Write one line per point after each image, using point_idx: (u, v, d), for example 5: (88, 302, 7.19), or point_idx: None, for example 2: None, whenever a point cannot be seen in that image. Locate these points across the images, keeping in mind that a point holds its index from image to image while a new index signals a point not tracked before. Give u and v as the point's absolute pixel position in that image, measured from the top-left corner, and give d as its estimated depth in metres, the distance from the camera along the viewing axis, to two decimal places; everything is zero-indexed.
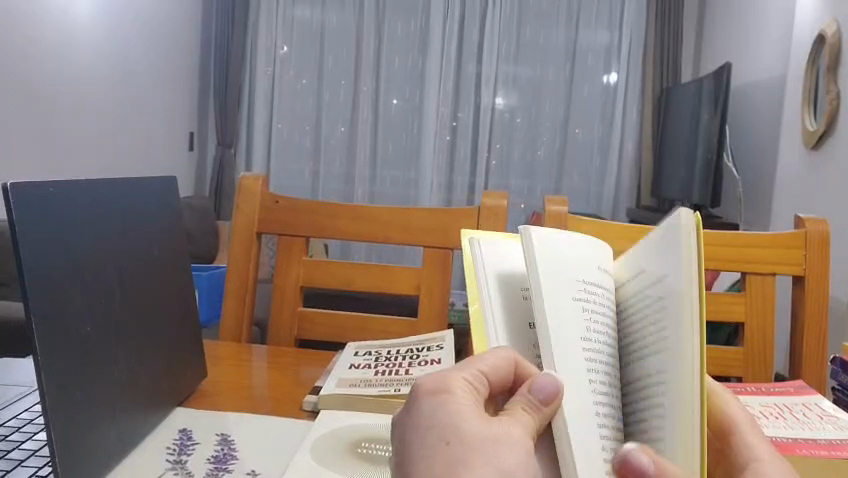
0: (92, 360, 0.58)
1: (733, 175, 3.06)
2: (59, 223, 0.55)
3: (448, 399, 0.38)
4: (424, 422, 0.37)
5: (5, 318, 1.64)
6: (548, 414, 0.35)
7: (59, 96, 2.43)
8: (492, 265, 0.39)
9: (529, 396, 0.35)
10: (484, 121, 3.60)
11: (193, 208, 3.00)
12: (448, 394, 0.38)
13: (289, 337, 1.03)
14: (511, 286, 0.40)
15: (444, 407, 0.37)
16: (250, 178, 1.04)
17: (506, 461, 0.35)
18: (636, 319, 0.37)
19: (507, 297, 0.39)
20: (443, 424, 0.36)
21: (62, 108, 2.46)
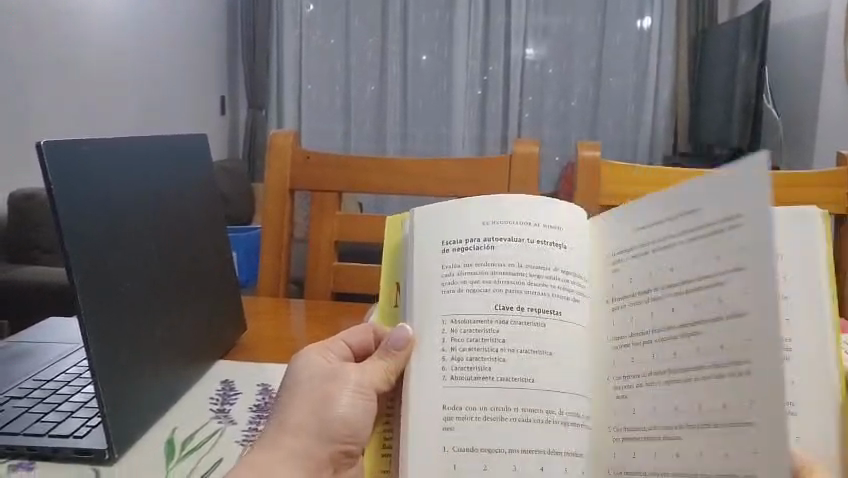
0: (133, 317, 0.59)
1: (774, 118, 2.98)
2: (93, 183, 0.56)
3: (319, 361, 0.49)
4: (308, 373, 0.48)
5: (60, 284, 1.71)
6: (401, 358, 0.46)
7: (87, 63, 2.45)
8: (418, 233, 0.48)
9: (387, 345, 0.46)
10: (516, 73, 3.54)
11: (229, 170, 3.02)
12: (318, 362, 0.49)
13: (326, 291, 1.05)
14: (427, 248, 0.47)
15: (316, 362, 0.49)
16: (280, 134, 1.04)
17: (331, 367, 0.49)
18: (522, 295, 0.45)
19: (427, 257, 0.47)
20: (309, 367, 0.49)
21: (92, 75, 2.48)
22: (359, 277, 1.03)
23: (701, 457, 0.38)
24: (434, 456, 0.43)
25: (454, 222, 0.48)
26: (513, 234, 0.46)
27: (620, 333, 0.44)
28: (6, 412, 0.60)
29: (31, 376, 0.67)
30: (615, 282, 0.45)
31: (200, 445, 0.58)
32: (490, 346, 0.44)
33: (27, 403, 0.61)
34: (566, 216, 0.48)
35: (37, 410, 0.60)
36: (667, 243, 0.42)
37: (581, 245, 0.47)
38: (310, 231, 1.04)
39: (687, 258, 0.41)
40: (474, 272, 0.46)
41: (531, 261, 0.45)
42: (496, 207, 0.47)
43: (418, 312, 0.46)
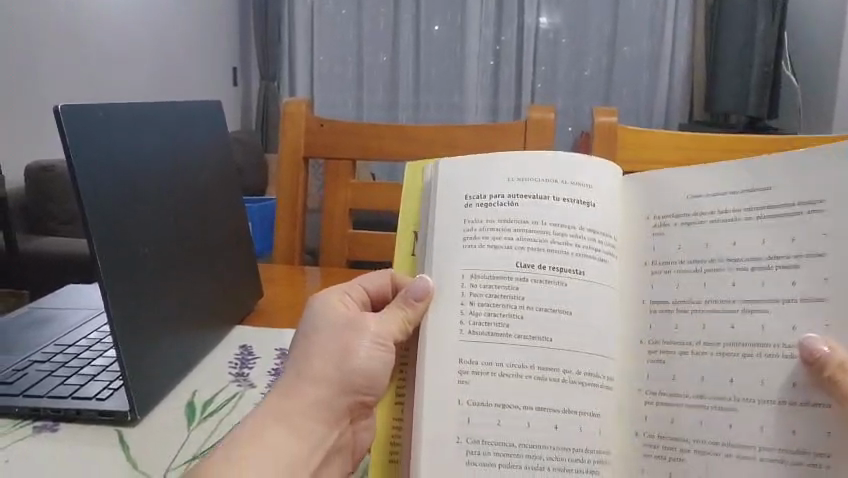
0: (151, 280, 0.59)
1: (792, 86, 2.93)
2: (110, 148, 0.56)
3: (335, 309, 0.49)
4: (322, 321, 0.49)
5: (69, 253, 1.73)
6: (419, 309, 0.46)
7: (99, 35, 2.44)
8: (443, 184, 0.47)
9: (407, 294, 0.46)
10: (529, 42, 3.50)
11: (243, 143, 3.03)
12: (335, 309, 0.49)
13: (340, 259, 1.05)
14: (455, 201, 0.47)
15: (331, 310, 0.49)
16: (293, 102, 1.03)
17: (348, 317, 0.49)
18: (548, 254, 0.44)
19: (449, 210, 0.47)
20: (324, 316, 0.49)
21: (104, 48, 2.48)
22: (373, 246, 1.03)
23: (735, 429, 0.41)
24: (450, 408, 0.44)
25: (480, 176, 0.47)
26: (539, 191, 0.45)
27: (662, 297, 0.44)
28: (29, 376, 0.60)
29: (52, 341, 0.68)
30: (657, 244, 0.45)
31: (220, 407, 0.59)
32: (508, 304, 0.44)
33: (50, 367, 0.62)
34: (595, 171, 0.46)
35: (59, 374, 0.61)
36: (728, 215, 0.44)
37: (611, 203, 0.46)
38: (324, 199, 1.04)
39: (759, 236, 0.42)
40: (496, 230, 0.45)
41: (558, 221, 0.45)
42: (522, 164, 0.46)
43: (439, 270, 0.46)
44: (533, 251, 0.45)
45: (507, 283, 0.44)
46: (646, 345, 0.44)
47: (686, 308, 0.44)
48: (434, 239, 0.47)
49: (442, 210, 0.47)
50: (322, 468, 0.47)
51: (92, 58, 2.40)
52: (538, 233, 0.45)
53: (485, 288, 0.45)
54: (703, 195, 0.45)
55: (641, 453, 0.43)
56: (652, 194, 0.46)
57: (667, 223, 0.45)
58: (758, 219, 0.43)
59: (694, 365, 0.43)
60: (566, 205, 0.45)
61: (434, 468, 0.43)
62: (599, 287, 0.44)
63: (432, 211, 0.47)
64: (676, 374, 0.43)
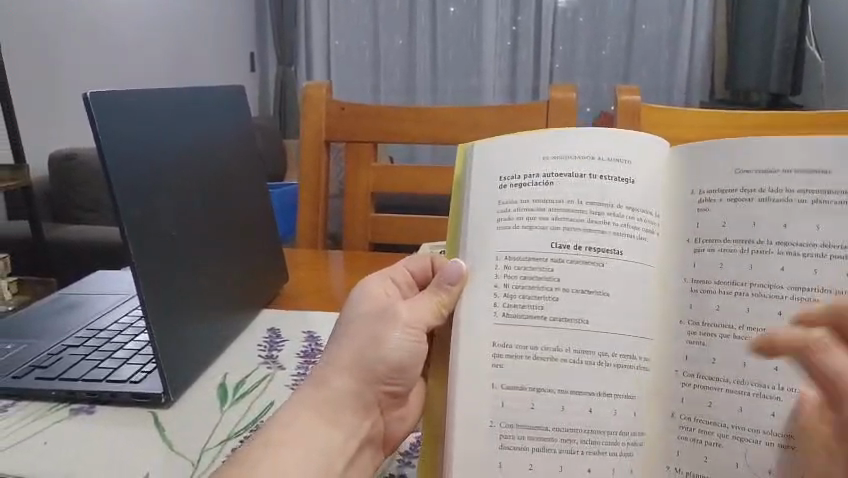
0: (179, 265, 0.60)
1: (815, 62, 2.87)
2: (136, 134, 0.57)
3: (379, 296, 0.50)
4: (360, 308, 0.50)
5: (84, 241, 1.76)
6: (455, 292, 0.47)
7: (117, 22, 2.45)
8: (481, 167, 0.48)
9: (442, 279, 0.47)
10: (546, 21, 3.47)
11: (262, 128, 3.04)
12: (377, 295, 0.50)
13: (362, 242, 1.05)
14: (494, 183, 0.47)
15: (372, 296, 0.50)
16: (313, 86, 1.04)
17: (385, 302, 0.50)
18: (586, 235, 0.44)
19: (488, 192, 0.47)
20: (362, 302, 0.50)
21: (122, 35, 2.49)
22: (398, 228, 1.04)
23: (778, 418, 0.40)
24: (485, 390, 0.45)
25: (518, 153, 0.47)
26: (576, 169, 0.45)
27: (706, 276, 0.43)
28: (63, 360, 0.62)
29: (85, 326, 0.69)
30: (701, 221, 0.43)
31: (251, 389, 0.60)
32: (542, 284, 0.45)
33: (83, 352, 0.63)
34: (633, 146, 0.46)
35: (93, 357, 0.62)
36: (780, 195, 0.41)
37: (653, 175, 0.45)
38: (347, 182, 1.04)
39: (815, 222, 0.41)
40: (529, 210, 0.46)
41: (595, 200, 0.45)
42: (559, 142, 0.46)
43: (475, 249, 0.47)
44: (571, 232, 0.45)
45: (545, 266, 0.45)
46: (686, 326, 0.43)
47: (729, 290, 0.42)
48: (468, 217, 0.47)
49: (479, 192, 0.47)
50: (356, 457, 0.48)
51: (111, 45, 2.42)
52: (575, 213, 0.45)
53: (523, 269, 0.45)
54: (753, 169, 0.42)
55: (675, 438, 0.43)
56: (698, 167, 0.44)
57: (713, 199, 0.43)
58: (813, 206, 0.41)
59: (729, 348, 0.41)
60: (603, 184, 0.45)
61: (483, 452, 0.44)
62: (635, 266, 0.44)
63: (468, 191, 0.48)
64: (710, 357, 0.42)
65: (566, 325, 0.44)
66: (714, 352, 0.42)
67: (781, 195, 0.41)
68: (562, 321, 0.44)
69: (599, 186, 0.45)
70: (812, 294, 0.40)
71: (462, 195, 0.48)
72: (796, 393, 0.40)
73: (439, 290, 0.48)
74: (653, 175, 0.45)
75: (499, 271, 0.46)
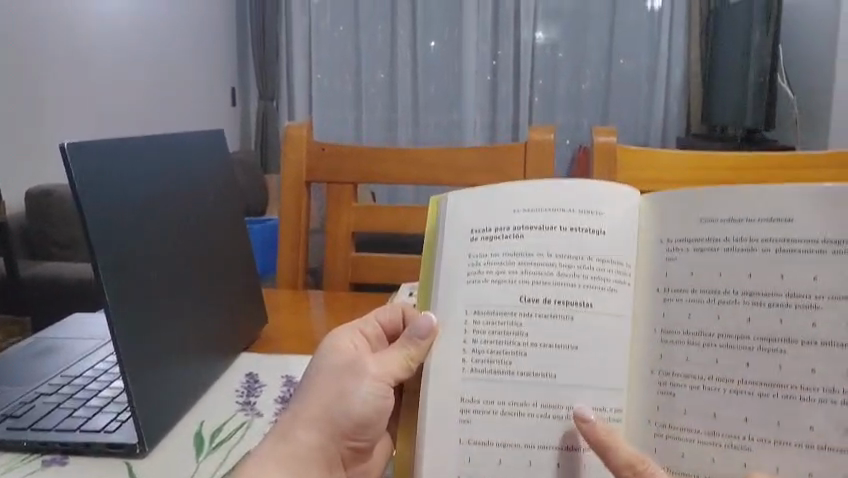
0: (159, 311, 0.60)
1: (788, 97, 2.93)
2: (116, 181, 0.57)
3: (344, 345, 0.50)
4: (327, 358, 0.49)
5: (59, 277, 1.74)
6: (424, 346, 0.47)
7: (98, 53, 2.47)
8: (452, 218, 0.49)
9: (411, 332, 0.47)
10: (525, 57, 3.52)
11: (241, 162, 3.04)
12: (342, 346, 0.50)
13: (344, 282, 1.05)
14: (466, 234, 0.48)
15: (337, 345, 0.50)
16: (295, 126, 1.04)
17: (352, 353, 0.49)
18: (555, 289, 0.45)
19: (458, 244, 0.48)
20: (329, 352, 0.50)
21: (104, 65, 2.50)
22: (378, 269, 1.04)
23: (747, 467, 0.42)
24: (451, 444, 0.45)
25: (489, 206, 0.48)
26: (548, 223, 0.47)
27: (673, 326, 0.45)
28: (36, 408, 0.61)
29: (59, 372, 0.68)
30: (669, 272, 0.45)
31: (229, 436, 0.59)
32: (511, 339, 0.45)
33: (57, 400, 0.62)
34: (606, 199, 0.47)
35: (67, 406, 0.61)
36: (744, 244, 0.43)
37: (622, 229, 0.47)
38: (327, 223, 1.04)
39: (777, 271, 0.42)
40: (501, 263, 0.47)
41: (564, 254, 0.46)
42: (532, 196, 0.48)
43: (443, 302, 0.47)
44: (539, 287, 0.46)
45: (514, 323, 0.45)
46: (657, 375, 0.45)
47: (697, 339, 0.44)
48: (441, 267, 0.48)
49: (450, 243, 0.48)
50: None
51: (93, 76, 2.43)
52: (545, 268, 0.46)
53: (493, 323, 0.46)
54: (718, 218, 0.44)
55: None
56: (665, 218, 0.46)
57: (680, 248, 0.45)
58: (775, 252, 0.42)
59: (697, 397, 0.44)
60: (573, 239, 0.46)
61: None
62: (608, 318, 0.45)
63: (439, 242, 0.49)
64: (681, 407, 0.44)
65: (530, 380, 0.45)
66: (682, 402, 0.44)
67: (749, 244, 0.43)
68: (531, 376, 0.45)
69: (569, 241, 0.46)
70: (776, 344, 0.42)
71: (433, 243, 0.50)
72: (766, 441, 0.42)
73: (409, 342, 0.48)
74: (622, 231, 0.47)
75: (469, 323, 0.47)
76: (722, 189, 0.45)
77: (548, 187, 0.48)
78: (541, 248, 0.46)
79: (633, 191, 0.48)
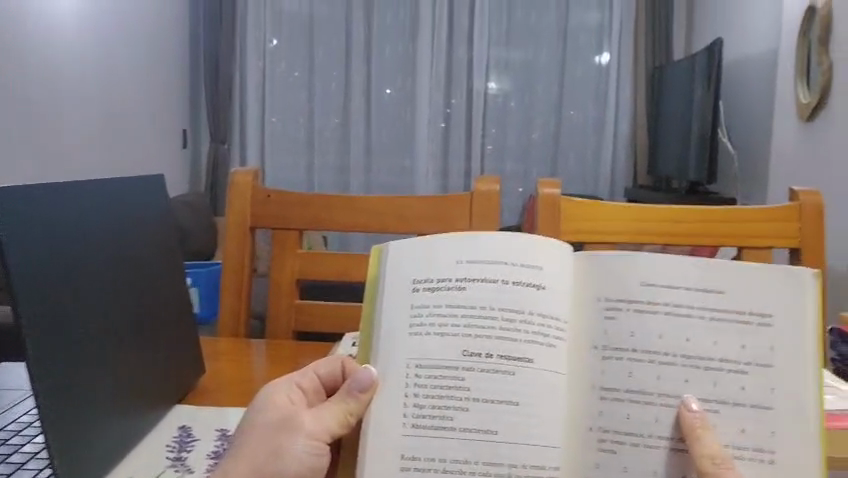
0: (87, 363, 0.58)
1: (729, 152, 3.04)
2: (44, 227, 0.55)
3: (279, 402, 0.49)
4: (261, 415, 0.48)
5: None
6: (365, 400, 0.46)
7: (54, 89, 2.42)
8: (393, 267, 0.48)
9: (351, 386, 0.46)
10: (477, 106, 3.59)
11: (189, 206, 2.99)
12: (277, 403, 0.48)
13: (288, 330, 1.03)
14: (408, 284, 0.47)
15: (273, 402, 0.48)
16: (241, 172, 1.03)
17: (287, 410, 0.48)
18: (497, 343, 0.45)
19: (400, 293, 0.47)
20: (264, 408, 0.48)
21: (59, 100, 2.47)
22: (322, 317, 1.02)
23: None
24: None
25: (431, 258, 0.48)
26: (491, 275, 0.46)
27: (615, 384, 0.44)
28: None
29: None
30: (607, 330, 0.45)
31: None
32: (451, 394, 0.45)
33: None
34: (546, 253, 0.47)
35: None
36: (682, 309, 0.45)
37: (563, 285, 0.47)
38: (271, 269, 1.03)
39: (711, 338, 0.45)
40: (443, 317, 0.46)
41: (505, 308, 0.46)
42: (474, 248, 0.48)
43: (384, 355, 0.47)
44: (482, 341, 0.45)
45: (456, 379, 0.45)
46: (596, 431, 0.44)
47: (639, 398, 0.44)
48: (383, 318, 0.47)
49: (391, 293, 0.47)
50: None
51: (45, 111, 2.37)
52: (488, 321, 0.46)
53: (436, 377, 0.45)
54: (658, 282, 0.46)
55: None
56: (600, 278, 0.46)
57: (618, 308, 0.46)
58: (708, 320, 0.45)
59: (634, 456, 0.43)
60: (516, 292, 0.46)
61: None
62: (549, 374, 0.45)
63: (381, 289, 0.48)
64: (621, 465, 0.43)
65: (470, 436, 0.44)
66: (623, 460, 0.43)
67: (681, 310, 0.45)
68: (472, 432, 0.44)
69: (511, 296, 0.46)
70: (713, 404, 0.44)
71: (374, 290, 0.48)
72: None
73: (347, 396, 0.47)
74: (565, 285, 0.47)
75: (410, 377, 0.46)
76: (663, 256, 0.46)
77: (488, 238, 0.48)
78: (484, 301, 0.46)
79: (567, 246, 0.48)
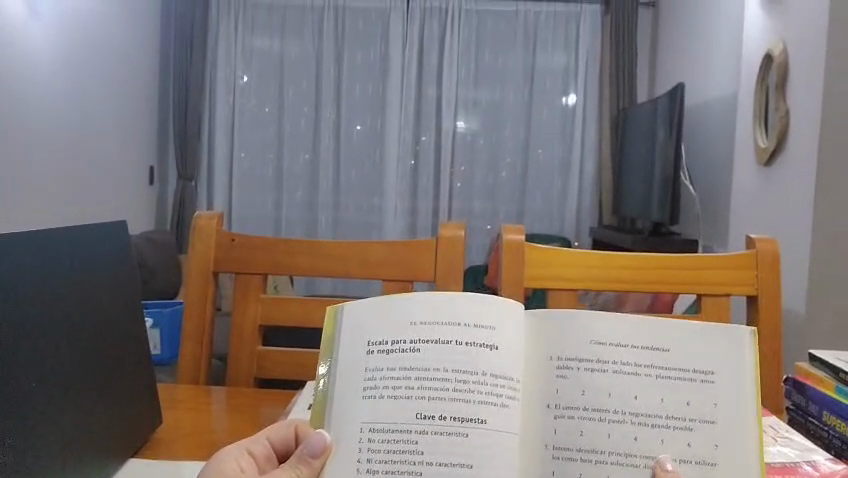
0: (36, 418, 0.57)
1: (691, 193, 3.11)
2: (1, 279, 0.55)
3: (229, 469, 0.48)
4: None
5: None
6: (315, 465, 0.45)
7: (21, 122, 2.41)
8: (347, 328, 0.49)
9: (303, 450, 0.45)
10: (446, 145, 3.62)
11: (154, 242, 2.96)
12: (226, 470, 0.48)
13: (248, 377, 1.02)
14: (363, 345, 0.48)
15: (222, 469, 0.48)
16: (205, 216, 1.03)
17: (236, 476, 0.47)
18: (449, 402, 0.45)
19: (355, 354, 0.48)
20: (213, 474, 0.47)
21: (27, 133, 2.45)
22: (284, 364, 1.01)
23: None
24: None
25: (383, 318, 0.48)
26: (443, 336, 0.47)
27: (566, 443, 0.46)
28: None
29: None
30: (558, 390, 0.47)
31: None
32: (406, 457, 0.44)
33: None
34: (497, 314, 0.48)
35: None
36: (632, 369, 0.47)
37: (516, 346, 0.48)
38: (233, 315, 1.02)
39: (659, 394, 0.46)
40: (397, 376, 0.46)
41: (457, 368, 0.46)
42: (427, 308, 0.48)
43: (338, 416, 0.47)
44: (434, 400, 0.45)
45: (411, 440, 0.45)
46: None
47: (590, 456, 0.46)
48: (338, 379, 0.48)
49: (346, 355, 0.48)
50: None
51: (11, 145, 2.35)
52: (441, 382, 0.46)
53: (389, 439, 0.45)
54: (604, 342, 0.48)
55: None
56: (554, 338, 0.48)
57: (570, 367, 0.47)
58: (655, 378, 0.47)
59: None
60: (467, 353, 0.46)
61: None
62: (501, 435, 0.45)
63: (337, 352, 0.48)
64: None
65: None
66: None
67: (634, 369, 0.47)
68: None
69: (463, 356, 0.46)
70: (663, 462, 0.45)
71: (329, 352, 0.49)
72: None
73: (300, 464, 0.45)
74: (517, 347, 0.48)
75: (364, 438, 0.46)
76: (611, 315, 0.48)
77: (439, 297, 0.48)
78: (437, 361, 0.46)
79: (518, 308, 0.49)
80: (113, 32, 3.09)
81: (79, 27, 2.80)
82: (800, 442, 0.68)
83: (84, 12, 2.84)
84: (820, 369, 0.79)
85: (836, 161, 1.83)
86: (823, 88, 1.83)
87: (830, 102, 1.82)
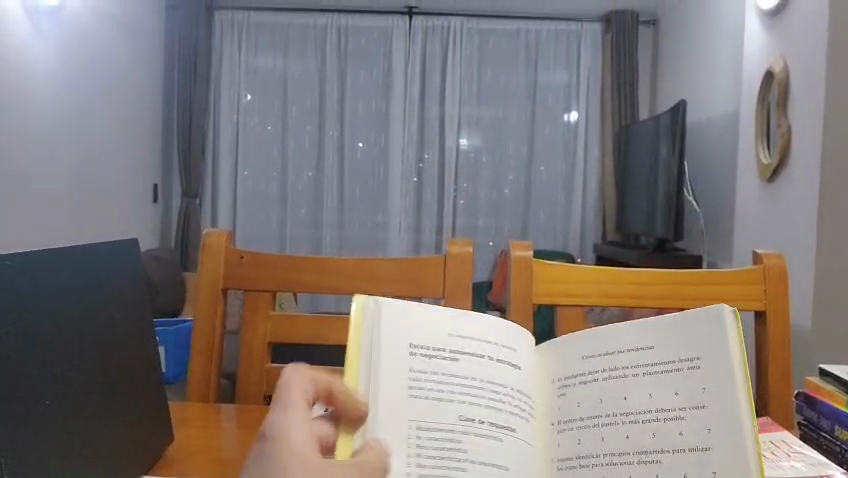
0: (48, 434, 0.57)
1: (695, 209, 3.12)
2: (17, 299, 0.56)
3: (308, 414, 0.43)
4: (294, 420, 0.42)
5: None
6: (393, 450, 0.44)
7: (25, 136, 2.42)
8: (386, 327, 0.50)
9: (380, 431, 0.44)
10: (449, 162, 3.64)
11: (159, 261, 2.96)
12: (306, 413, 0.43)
13: (258, 393, 1.02)
14: (404, 345, 0.50)
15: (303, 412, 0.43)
16: (213, 233, 1.03)
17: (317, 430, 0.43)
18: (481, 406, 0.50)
19: (396, 353, 0.49)
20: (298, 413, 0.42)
21: (31, 151, 2.47)
22: None
23: None
24: None
25: (420, 324, 0.51)
26: (474, 348, 0.52)
27: (570, 453, 0.51)
28: None
29: None
30: (562, 406, 0.54)
31: None
32: (451, 454, 0.47)
33: None
34: (513, 337, 0.55)
35: None
36: (621, 375, 0.53)
37: (526, 366, 0.55)
38: (242, 331, 1.02)
39: (647, 392, 0.51)
40: (439, 380, 0.50)
41: (483, 377, 0.51)
42: (456, 321, 0.52)
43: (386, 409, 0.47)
44: (471, 402, 0.50)
45: (455, 439, 0.48)
46: None
47: (589, 460, 0.51)
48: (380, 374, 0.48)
49: (386, 353, 0.49)
50: None
51: (15, 164, 2.36)
52: (475, 387, 0.50)
53: (435, 437, 0.48)
54: (595, 357, 0.55)
55: None
56: (558, 363, 0.56)
57: (570, 384, 0.54)
58: (643, 377, 0.52)
59: None
60: (491, 364, 0.52)
61: None
62: (517, 439, 0.51)
63: (377, 347, 0.49)
64: None
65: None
66: None
67: (627, 375, 0.53)
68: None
69: (489, 367, 0.52)
70: (657, 454, 0.49)
71: (362, 347, 0.49)
72: None
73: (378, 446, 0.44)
74: (528, 367, 0.55)
75: (411, 435, 0.47)
76: (599, 334, 0.55)
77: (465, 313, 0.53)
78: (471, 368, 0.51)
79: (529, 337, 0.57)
80: (117, 51, 3.12)
81: (82, 48, 2.82)
82: (813, 457, 0.68)
83: (88, 31, 2.86)
84: (829, 382, 0.80)
85: (838, 176, 1.84)
86: (824, 104, 1.84)
87: (832, 116, 1.83)
